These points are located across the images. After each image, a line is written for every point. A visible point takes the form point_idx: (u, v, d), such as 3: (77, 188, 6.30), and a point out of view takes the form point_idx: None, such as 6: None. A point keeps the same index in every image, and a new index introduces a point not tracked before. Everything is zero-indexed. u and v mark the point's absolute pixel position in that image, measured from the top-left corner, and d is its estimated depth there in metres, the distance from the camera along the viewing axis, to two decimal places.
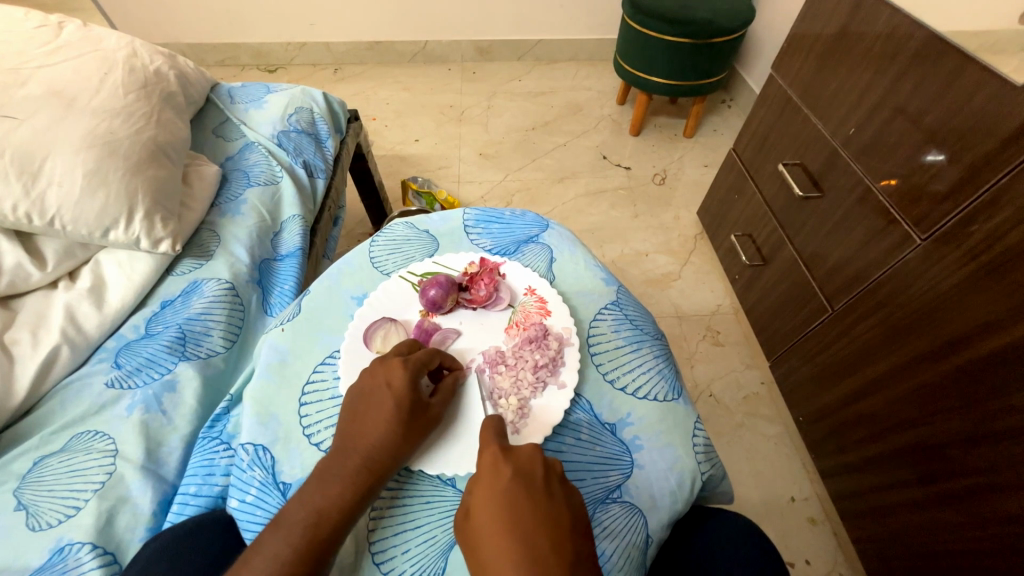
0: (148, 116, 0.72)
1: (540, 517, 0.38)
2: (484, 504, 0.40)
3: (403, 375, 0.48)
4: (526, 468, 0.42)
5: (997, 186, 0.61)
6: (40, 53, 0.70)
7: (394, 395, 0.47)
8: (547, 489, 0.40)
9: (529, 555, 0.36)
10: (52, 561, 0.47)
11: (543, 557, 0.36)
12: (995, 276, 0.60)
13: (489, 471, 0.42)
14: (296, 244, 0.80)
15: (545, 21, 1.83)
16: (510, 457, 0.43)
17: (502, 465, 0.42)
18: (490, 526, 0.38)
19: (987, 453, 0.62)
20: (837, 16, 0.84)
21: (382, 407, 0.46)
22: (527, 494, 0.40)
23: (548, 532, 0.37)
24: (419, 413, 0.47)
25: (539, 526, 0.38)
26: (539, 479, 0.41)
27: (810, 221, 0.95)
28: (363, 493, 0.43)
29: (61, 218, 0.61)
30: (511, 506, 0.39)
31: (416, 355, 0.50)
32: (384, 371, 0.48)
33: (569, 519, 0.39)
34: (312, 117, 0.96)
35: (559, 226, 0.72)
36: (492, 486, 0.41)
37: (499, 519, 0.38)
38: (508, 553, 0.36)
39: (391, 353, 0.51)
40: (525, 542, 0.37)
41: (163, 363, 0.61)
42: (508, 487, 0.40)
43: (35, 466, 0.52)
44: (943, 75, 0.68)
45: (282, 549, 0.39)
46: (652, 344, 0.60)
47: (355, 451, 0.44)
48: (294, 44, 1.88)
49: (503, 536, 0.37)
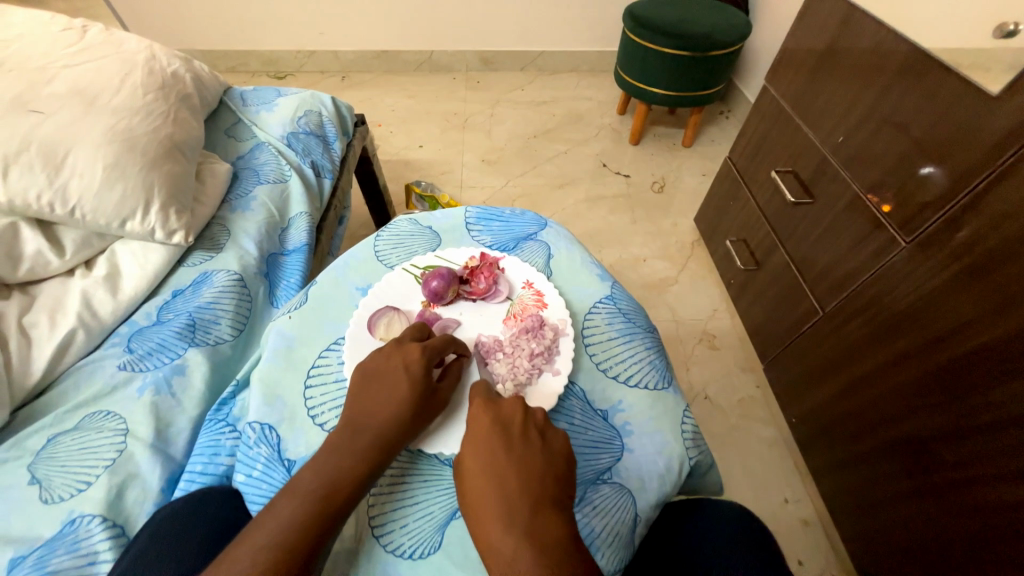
0: (165, 114, 0.75)
1: (513, 460, 0.42)
2: (467, 450, 0.44)
3: (421, 359, 0.50)
4: (506, 419, 0.46)
5: (977, 190, 0.64)
6: (65, 53, 0.73)
7: (410, 377, 0.49)
8: (524, 439, 0.44)
9: (500, 488, 0.41)
10: (63, 533, 0.49)
11: (512, 493, 0.40)
12: (976, 276, 0.63)
13: (473, 419, 0.46)
14: (303, 239, 0.82)
15: (548, 34, 1.89)
16: (494, 408, 0.46)
17: (484, 414, 0.46)
18: (472, 468, 0.43)
19: (970, 448, 0.63)
20: (827, 31, 0.88)
21: (398, 385, 0.49)
22: (502, 442, 0.43)
23: (519, 473, 0.41)
24: (429, 398, 0.49)
25: (511, 468, 0.42)
26: (517, 428, 0.45)
27: (801, 226, 0.98)
28: (372, 462, 0.44)
29: (81, 208, 0.64)
30: (488, 452, 0.43)
31: (432, 341, 0.53)
32: (400, 354, 0.51)
33: (543, 467, 0.42)
34: (321, 119, 1.00)
35: (557, 224, 0.75)
36: (474, 432, 0.45)
37: (478, 463, 0.43)
38: (482, 490, 0.41)
39: (405, 336, 0.54)
40: (498, 484, 0.41)
41: (174, 348, 0.64)
42: (487, 434, 0.44)
43: (49, 442, 0.54)
44: (926, 87, 0.71)
45: (293, 512, 0.40)
46: (644, 337, 0.62)
47: (367, 427, 0.46)
48: (303, 53, 1.93)
49: (481, 475, 0.42)
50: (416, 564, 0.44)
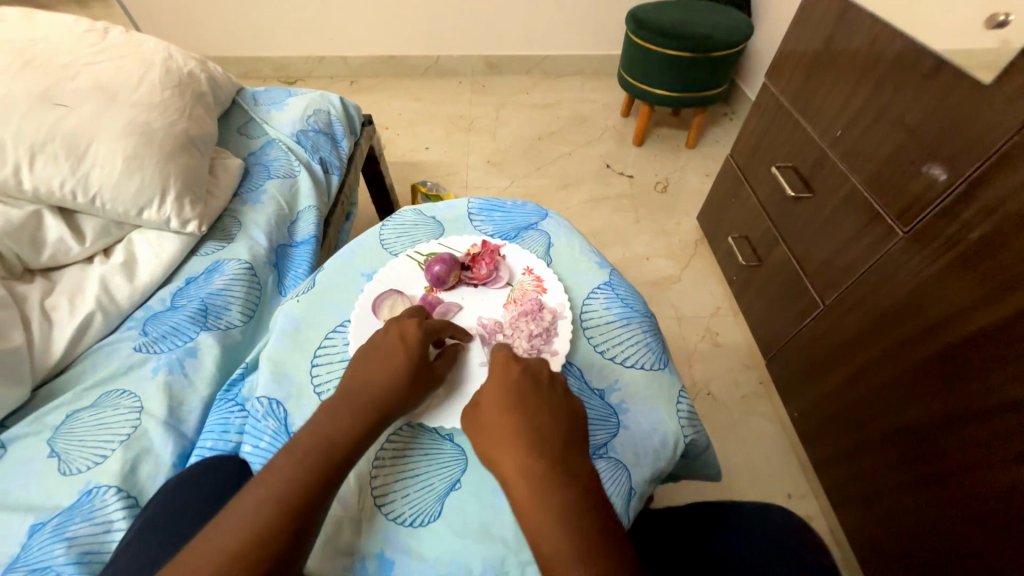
0: (181, 110, 0.79)
1: (544, 403, 0.47)
2: (496, 393, 0.48)
3: (418, 331, 0.52)
4: (534, 370, 0.50)
5: (972, 177, 0.65)
6: (88, 52, 0.77)
7: (407, 347, 0.51)
8: (540, 400, 0.47)
9: (532, 424, 0.45)
10: (81, 502, 0.51)
11: (543, 428, 0.45)
12: (972, 262, 0.64)
13: (501, 368, 0.50)
14: (310, 232, 0.85)
15: (552, 38, 1.92)
16: (521, 361, 0.51)
17: (514, 365, 0.50)
18: (502, 408, 0.47)
19: (970, 435, 0.63)
20: (823, 28, 0.90)
21: (393, 357, 0.50)
22: (532, 388, 0.48)
23: (550, 414, 0.46)
24: (425, 371, 0.51)
25: (543, 410, 0.46)
26: (545, 379, 0.49)
27: (801, 221, 0.99)
28: (369, 422, 0.46)
29: (101, 196, 0.67)
30: (521, 395, 0.47)
31: (431, 320, 0.55)
32: (397, 327, 0.53)
33: (559, 424, 0.45)
34: (329, 118, 1.03)
35: (557, 215, 0.77)
36: (504, 378, 0.49)
37: (508, 403, 0.47)
38: (512, 425, 0.45)
39: (404, 315, 0.55)
40: (530, 421, 0.45)
41: (187, 331, 0.66)
42: (518, 380, 0.48)
43: (67, 419, 0.57)
44: (920, 79, 0.73)
45: (295, 469, 0.42)
46: (641, 321, 0.63)
47: (363, 392, 0.48)
48: (313, 58, 1.98)
49: (511, 414, 0.46)
50: (415, 532, 0.46)
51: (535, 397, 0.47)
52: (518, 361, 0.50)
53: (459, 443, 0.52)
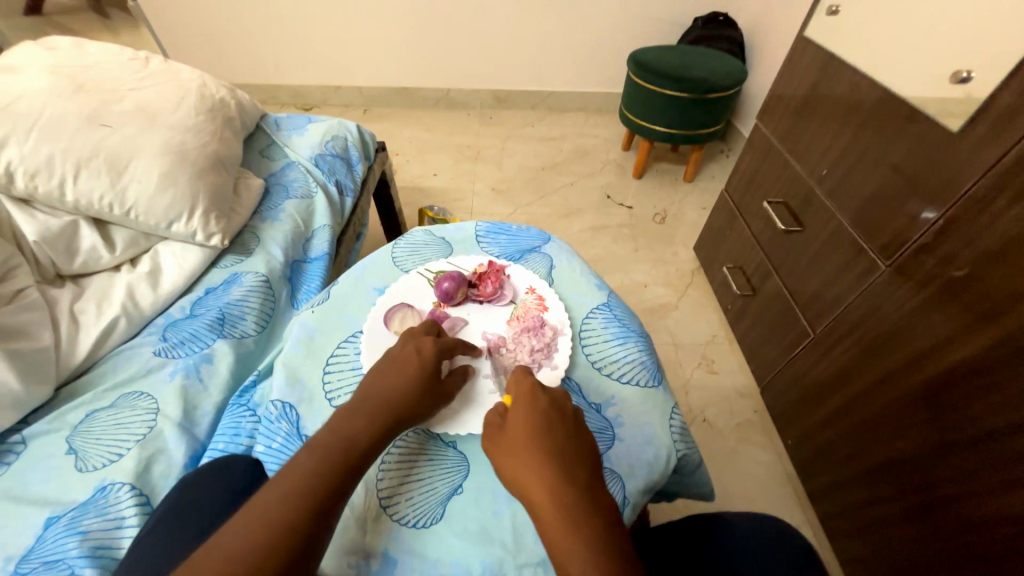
0: (213, 133, 0.85)
1: (570, 435, 0.49)
2: (523, 420, 0.50)
3: (433, 348, 0.55)
4: (559, 401, 0.52)
5: (948, 215, 0.70)
6: (132, 78, 0.84)
7: (421, 360, 0.54)
8: (567, 431, 0.49)
9: (560, 455, 0.47)
10: (96, 498, 0.53)
11: (570, 460, 0.47)
12: (951, 294, 0.68)
13: (528, 397, 0.52)
14: (324, 249, 0.89)
15: (557, 76, 2.04)
16: (546, 392, 0.52)
17: (541, 396, 0.52)
18: (529, 435, 0.48)
19: (956, 463, 0.65)
20: (809, 76, 0.97)
21: (407, 369, 0.53)
22: (558, 420, 0.50)
23: (575, 447, 0.48)
24: (435, 385, 0.54)
25: (569, 442, 0.48)
26: (568, 411, 0.51)
27: (792, 253, 1.04)
28: (380, 424, 0.49)
29: (135, 209, 0.72)
30: (548, 426, 0.49)
31: (446, 339, 0.58)
32: (414, 342, 0.56)
33: (578, 452, 0.48)
34: (346, 144, 1.09)
35: (560, 239, 0.82)
36: (531, 406, 0.51)
37: (536, 432, 0.48)
38: (541, 454, 0.47)
39: (420, 331, 0.58)
40: (558, 453, 0.47)
41: (204, 338, 0.69)
42: (545, 410, 0.50)
43: (87, 417, 0.59)
44: (897, 125, 0.79)
45: (313, 466, 0.44)
46: (637, 340, 0.66)
47: (372, 395, 0.51)
48: (330, 87, 2.09)
49: (540, 443, 0.48)
50: (418, 533, 0.49)
51: (552, 417, 0.50)
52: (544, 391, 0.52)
53: (462, 450, 0.55)
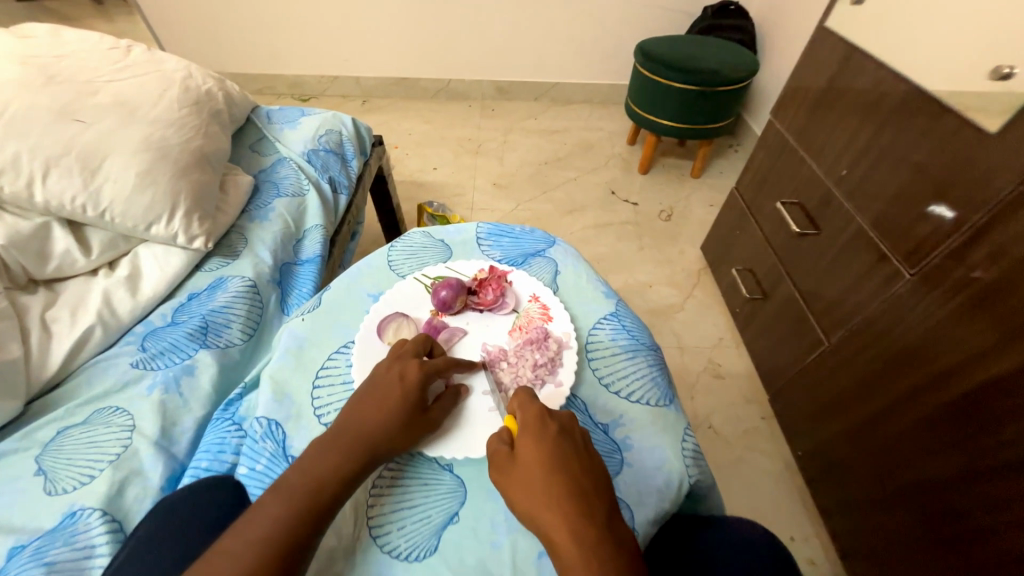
0: (198, 127, 0.80)
1: (584, 464, 0.46)
2: (534, 448, 0.46)
3: (418, 375, 0.51)
4: (569, 427, 0.48)
5: (981, 223, 0.65)
6: (110, 69, 0.78)
7: (404, 388, 0.50)
8: (582, 460, 0.46)
9: (577, 489, 0.43)
10: (64, 525, 0.50)
11: (588, 493, 0.43)
12: (981, 308, 0.63)
13: (536, 423, 0.48)
14: (316, 251, 0.85)
15: (561, 67, 1.97)
16: (554, 417, 0.49)
17: (550, 422, 0.48)
18: (539, 465, 0.45)
19: (987, 489, 0.61)
20: (828, 70, 0.92)
21: (389, 398, 0.49)
22: (572, 448, 0.46)
23: (591, 478, 0.45)
24: (418, 416, 0.50)
25: (583, 472, 0.45)
26: (580, 439, 0.48)
27: (807, 257, 0.99)
28: (361, 455, 0.46)
29: (111, 211, 0.68)
30: (563, 454, 0.45)
31: (435, 362, 0.53)
32: (399, 367, 0.52)
33: (593, 482, 0.45)
34: (340, 138, 1.04)
35: (565, 242, 0.77)
36: (541, 434, 0.47)
37: (549, 462, 0.45)
38: (556, 488, 0.43)
39: (409, 350, 0.54)
40: (575, 483, 0.44)
41: (185, 349, 0.65)
42: (557, 438, 0.46)
43: (58, 435, 0.56)
44: (924, 123, 0.73)
45: (284, 511, 0.41)
46: (647, 354, 0.62)
47: (352, 425, 0.47)
48: (327, 77, 2.02)
49: (555, 475, 0.44)
50: (410, 566, 0.44)
51: (563, 444, 0.46)
52: (554, 418, 0.48)
53: (460, 474, 0.51)
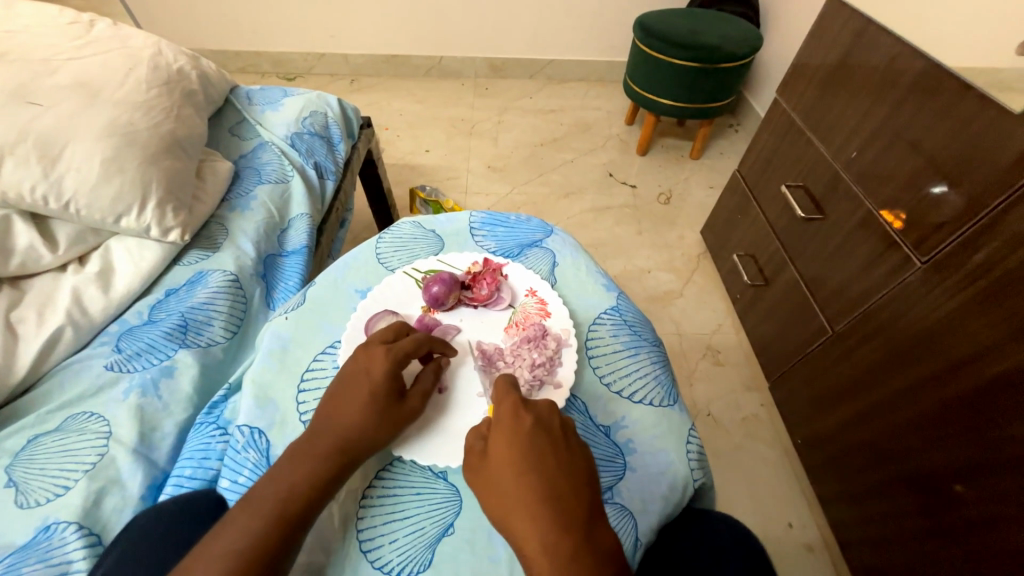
0: (168, 110, 0.74)
1: (562, 461, 0.43)
2: (507, 447, 0.43)
3: (384, 364, 0.48)
4: (546, 421, 0.45)
5: (998, 209, 0.61)
6: (70, 46, 0.72)
7: (372, 383, 0.47)
8: (559, 457, 0.43)
9: (554, 490, 0.41)
10: (37, 539, 0.47)
11: (564, 493, 0.41)
12: (994, 300, 0.60)
13: (511, 420, 0.45)
14: (302, 241, 0.81)
15: (557, 43, 1.89)
16: (530, 409, 0.46)
17: (525, 415, 0.45)
18: (511, 465, 0.42)
19: (993, 483, 0.60)
20: (839, 45, 0.87)
21: (359, 395, 0.47)
22: (548, 444, 0.44)
23: (569, 476, 0.42)
24: (394, 409, 0.47)
25: (561, 470, 0.42)
26: (559, 433, 0.45)
27: (812, 242, 0.96)
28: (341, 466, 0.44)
29: (76, 202, 0.63)
30: (536, 452, 0.43)
31: (402, 343, 0.50)
32: (366, 357, 0.49)
33: (572, 482, 0.42)
34: (326, 120, 0.99)
35: (563, 232, 0.73)
36: (515, 432, 0.44)
37: (523, 462, 0.42)
38: (530, 491, 0.41)
39: (376, 338, 0.51)
40: (551, 482, 0.41)
41: (163, 349, 0.62)
42: (532, 434, 0.44)
43: (29, 443, 0.53)
44: (941, 103, 0.69)
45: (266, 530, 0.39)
46: (650, 350, 0.59)
47: (327, 432, 0.45)
48: (313, 55, 1.93)
49: (529, 476, 0.41)
50: None
51: (539, 442, 0.43)
52: (528, 410, 0.45)
53: (454, 482, 0.48)
